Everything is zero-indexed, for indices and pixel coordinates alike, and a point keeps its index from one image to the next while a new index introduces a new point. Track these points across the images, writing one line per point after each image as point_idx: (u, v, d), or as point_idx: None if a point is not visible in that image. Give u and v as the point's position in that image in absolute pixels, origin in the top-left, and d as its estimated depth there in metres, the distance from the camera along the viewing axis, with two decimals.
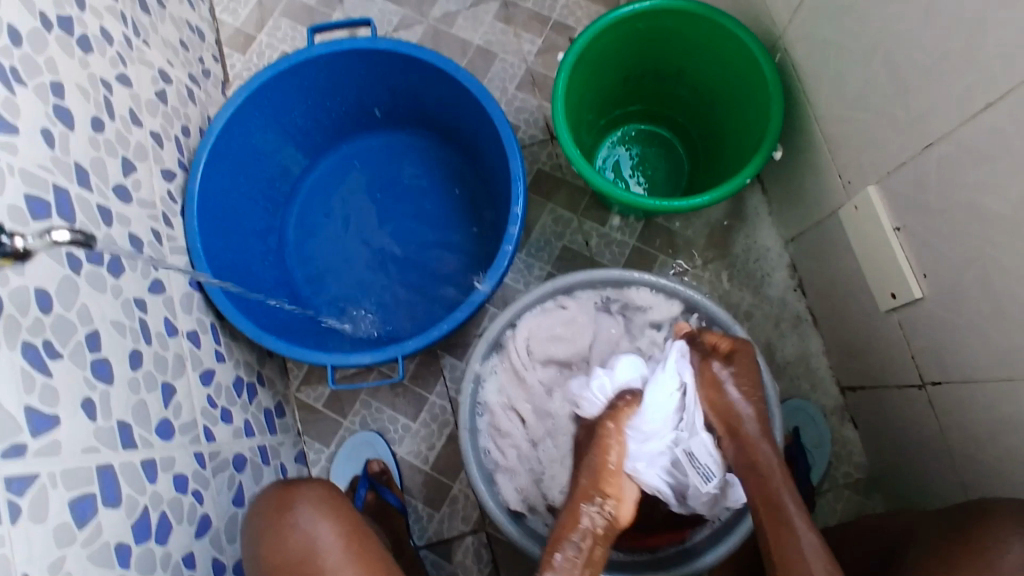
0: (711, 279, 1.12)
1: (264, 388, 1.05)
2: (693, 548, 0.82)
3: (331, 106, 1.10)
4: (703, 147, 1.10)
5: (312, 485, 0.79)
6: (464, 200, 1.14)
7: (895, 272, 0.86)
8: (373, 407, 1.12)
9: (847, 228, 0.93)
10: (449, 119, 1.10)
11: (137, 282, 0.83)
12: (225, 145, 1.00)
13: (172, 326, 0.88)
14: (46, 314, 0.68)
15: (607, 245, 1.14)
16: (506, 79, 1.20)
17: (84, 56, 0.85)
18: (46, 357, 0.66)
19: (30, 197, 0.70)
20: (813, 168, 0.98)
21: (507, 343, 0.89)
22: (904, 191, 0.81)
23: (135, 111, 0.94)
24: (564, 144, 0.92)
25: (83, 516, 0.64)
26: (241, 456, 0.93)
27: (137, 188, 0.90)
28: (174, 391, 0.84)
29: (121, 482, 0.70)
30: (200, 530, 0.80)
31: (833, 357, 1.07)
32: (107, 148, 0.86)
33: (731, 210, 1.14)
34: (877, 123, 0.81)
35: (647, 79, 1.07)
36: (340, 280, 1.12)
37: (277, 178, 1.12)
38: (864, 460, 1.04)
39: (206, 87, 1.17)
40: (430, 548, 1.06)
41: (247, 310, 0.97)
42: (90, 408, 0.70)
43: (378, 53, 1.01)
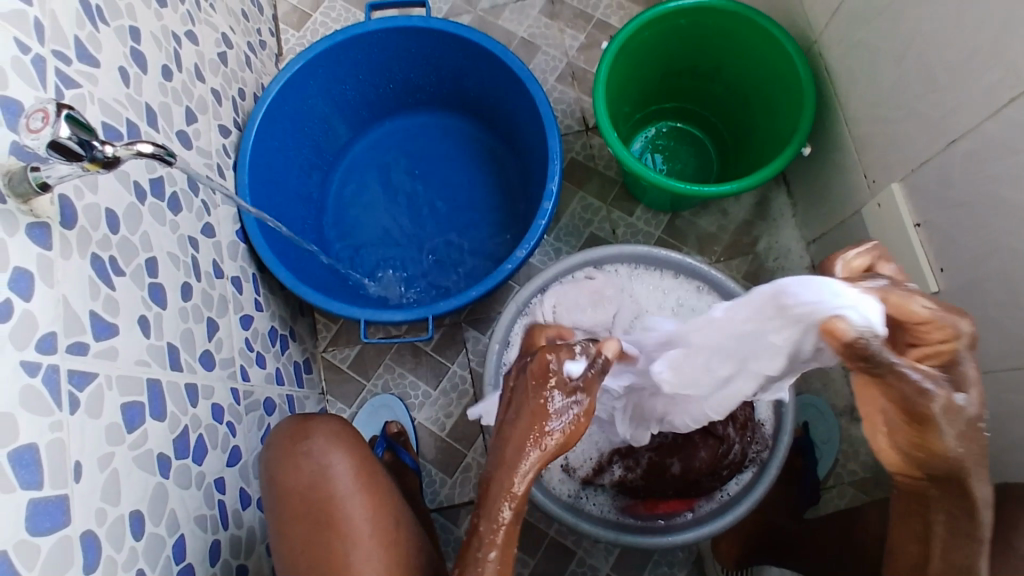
0: (733, 274, 1.15)
1: (295, 342, 1.09)
2: (699, 517, 0.84)
3: (380, 81, 1.16)
4: (733, 146, 1.15)
5: (325, 420, 0.83)
6: (498, 181, 1.19)
7: (914, 267, 0.89)
8: (395, 372, 1.15)
9: (869, 226, 0.97)
10: (491, 101, 1.15)
11: (191, 222, 0.88)
12: (279, 107, 1.05)
13: (220, 268, 0.92)
14: (113, 233, 0.72)
15: (633, 234, 1.18)
16: (547, 71, 1.25)
17: (160, 9, 0.91)
18: (110, 271, 0.71)
19: (104, 126, 0.76)
20: (839, 168, 1.02)
21: (533, 310, 0.93)
22: (927, 187, 0.84)
23: (199, 67, 0.99)
24: (603, 126, 0.96)
25: (131, 422, 0.68)
26: (271, 401, 0.97)
27: (196, 137, 0.95)
28: (217, 328, 0.88)
29: (166, 399, 0.74)
30: (231, 459, 0.84)
31: None
32: (174, 96, 0.91)
33: (756, 209, 1.18)
34: (904, 122, 0.86)
35: (682, 77, 1.12)
36: (376, 247, 1.16)
37: (323, 146, 1.17)
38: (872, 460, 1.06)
39: (262, 57, 1.23)
40: (440, 512, 1.09)
41: (287, 263, 1.02)
42: (144, 325, 0.74)
43: (431, 32, 1.07)
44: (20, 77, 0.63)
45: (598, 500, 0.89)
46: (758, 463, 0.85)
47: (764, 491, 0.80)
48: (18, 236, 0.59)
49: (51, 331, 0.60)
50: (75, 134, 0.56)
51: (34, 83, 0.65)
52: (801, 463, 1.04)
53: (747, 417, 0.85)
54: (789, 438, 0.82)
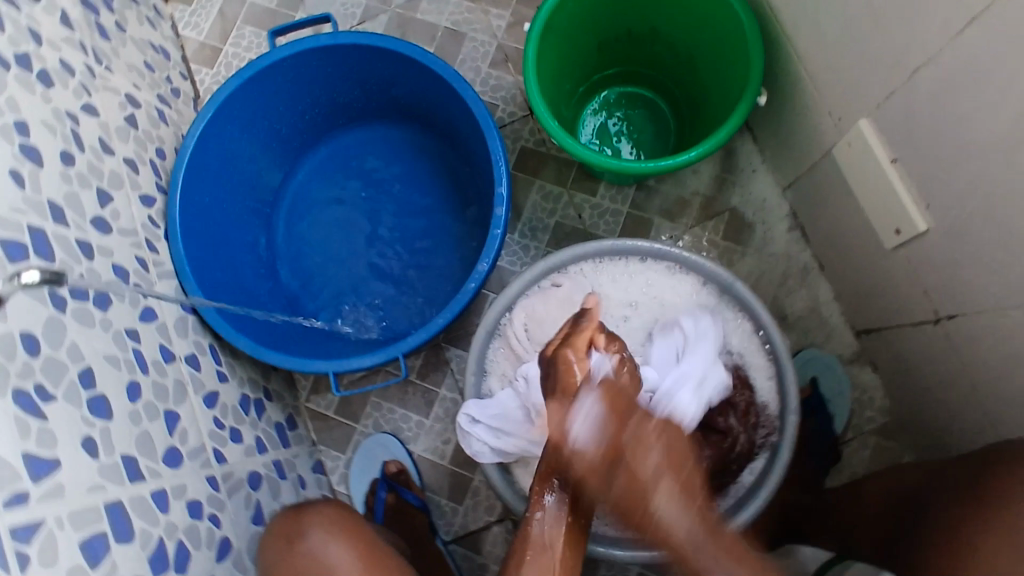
0: (711, 237, 1.09)
1: (272, 402, 1.05)
2: (717, 516, 0.79)
3: (304, 108, 1.08)
4: (687, 103, 1.07)
5: (318, 509, 0.79)
6: (450, 189, 1.12)
7: (897, 209, 0.83)
8: (384, 408, 1.11)
9: (843, 169, 0.90)
10: (424, 105, 1.08)
11: (126, 313, 0.82)
12: (201, 160, 0.98)
13: (169, 351, 0.87)
14: (34, 358, 0.67)
15: (601, 215, 1.11)
16: (479, 58, 1.17)
17: (45, 90, 0.84)
18: (39, 401, 0.66)
19: (4, 241, 0.69)
20: (800, 110, 0.94)
21: (504, 330, 0.87)
22: (896, 121, 0.77)
23: (106, 139, 0.92)
24: (541, 117, 0.89)
25: (94, 555, 0.64)
26: (255, 474, 0.93)
27: (116, 217, 0.89)
28: (178, 418, 0.83)
29: (131, 516, 0.70)
30: (221, 553, 0.81)
31: (844, 304, 1.04)
32: (81, 181, 0.84)
33: (723, 163, 1.10)
34: (858, 53, 0.78)
35: (620, 40, 1.04)
36: (336, 283, 1.10)
37: (260, 188, 1.10)
38: (887, 403, 1.03)
39: (178, 105, 1.15)
40: (457, 542, 1.06)
41: (243, 327, 0.96)
42: (90, 446, 0.69)
43: (344, 47, 0.99)
44: None
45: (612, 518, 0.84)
46: (768, 448, 0.81)
47: (777, 480, 0.76)
48: None
49: None
50: None
51: None
52: (814, 423, 1.00)
53: (748, 404, 0.81)
54: (795, 417, 0.77)
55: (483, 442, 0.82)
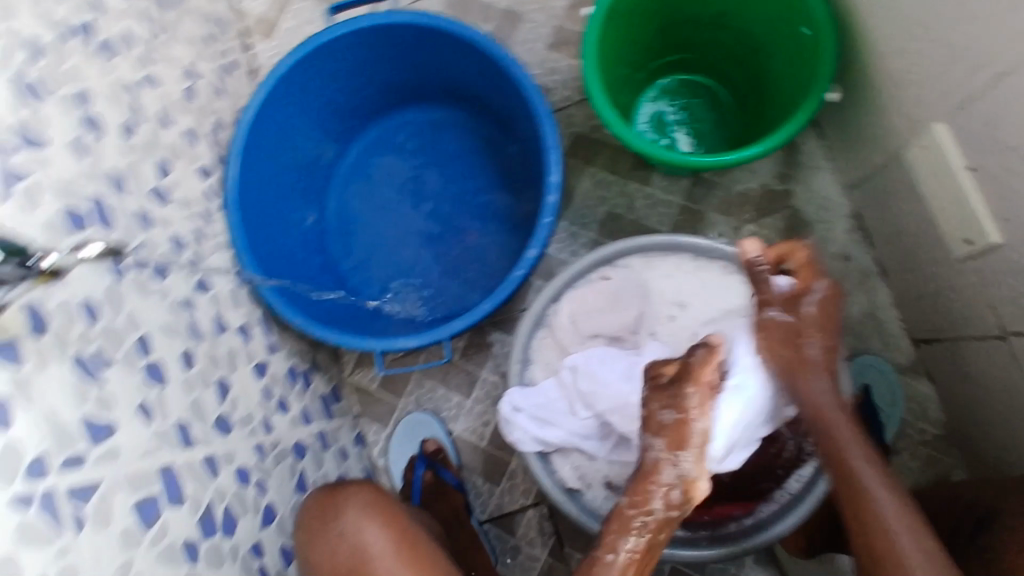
0: (767, 234, 1.05)
1: (318, 374, 1.06)
2: (761, 521, 0.78)
3: (357, 86, 1.08)
4: (751, 95, 1.03)
5: (355, 489, 0.78)
6: (500, 172, 1.11)
7: (968, 216, 0.79)
8: (426, 387, 1.12)
9: (912, 171, 0.86)
10: (476, 87, 1.06)
11: (183, 283, 0.84)
12: (256, 136, 0.99)
13: (222, 322, 0.89)
14: (94, 324, 0.69)
15: (653, 206, 1.09)
16: (536, 40, 1.15)
17: (108, 61, 0.85)
18: (97, 366, 0.68)
19: (67, 210, 0.71)
20: (871, 108, 0.90)
21: (550, 321, 0.86)
22: (978, 124, 0.73)
23: (166, 111, 0.94)
24: (598, 106, 0.87)
25: (147, 517, 0.66)
26: (300, 443, 0.95)
27: (174, 188, 0.91)
28: (229, 387, 0.85)
29: (182, 480, 0.72)
30: (266, 519, 0.83)
31: (904, 309, 1.01)
32: (141, 152, 0.86)
33: (784, 159, 1.07)
34: (939, 51, 0.74)
35: (684, 27, 1.01)
36: (384, 264, 1.11)
37: (312, 164, 1.10)
38: (942, 415, 0.99)
39: (237, 78, 1.16)
40: (493, 523, 1.07)
41: (294, 302, 0.98)
42: (145, 412, 0.71)
43: (401, 27, 0.98)
44: None
45: None
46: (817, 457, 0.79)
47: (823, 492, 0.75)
48: None
49: (38, 454, 0.58)
50: None
51: None
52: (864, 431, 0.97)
53: None
54: None
55: (525, 430, 0.82)
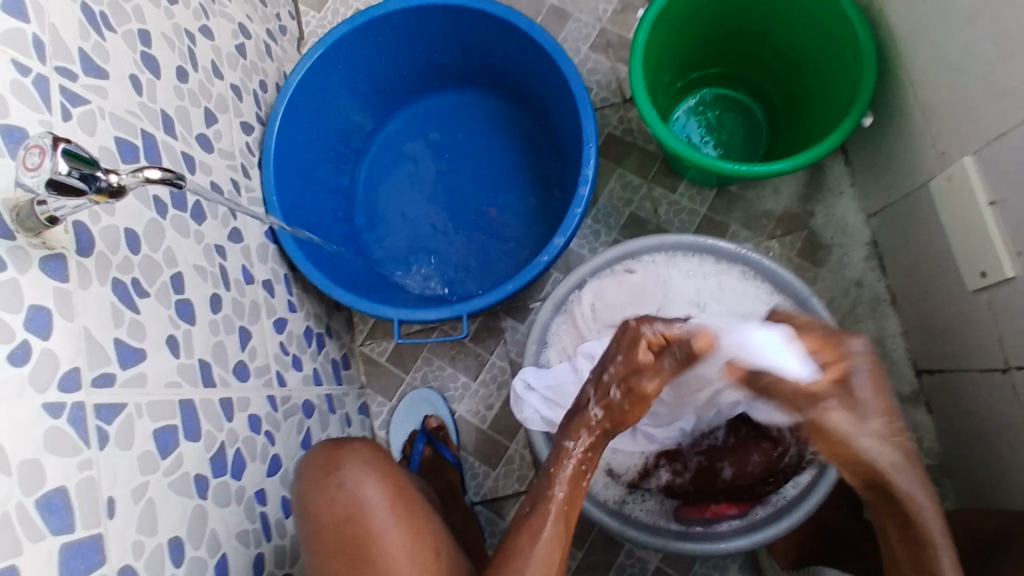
0: (784, 252, 1.08)
1: (332, 339, 1.08)
2: (753, 522, 0.80)
3: (402, 63, 1.10)
4: (785, 114, 1.06)
5: (356, 446, 0.79)
6: (532, 163, 1.13)
7: (988, 249, 0.81)
8: (434, 364, 1.13)
9: (936, 201, 0.88)
10: (519, 77, 1.09)
11: (217, 230, 0.86)
12: (301, 98, 1.01)
13: (249, 274, 0.91)
14: (134, 254, 0.71)
15: (677, 213, 1.11)
16: (580, 39, 1.18)
17: (170, 7, 0.87)
18: (133, 294, 0.69)
19: (119, 141, 0.73)
20: (902, 137, 0.93)
21: (571, 307, 0.88)
22: (1006, 159, 0.75)
23: (217, 64, 0.96)
24: (640, 105, 0.89)
25: (164, 447, 0.67)
26: (309, 402, 0.96)
27: (218, 138, 0.93)
28: (249, 337, 0.87)
29: (200, 417, 0.73)
30: (271, 469, 0.84)
31: (911, 339, 1.03)
32: (191, 98, 0.88)
33: (809, 180, 1.09)
34: (979, 85, 0.77)
35: (728, 40, 1.03)
36: (408, 239, 1.13)
37: (349, 134, 1.13)
38: (937, 446, 1.01)
39: (283, 43, 1.18)
40: (485, 505, 1.08)
41: (318, 263, 0.99)
42: (173, 346, 0.73)
43: (454, 9, 1.01)
44: (21, 101, 0.59)
45: (647, 505, 0.84)
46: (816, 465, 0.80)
47: (818, 499, 0.76)
48: (32, 272, 0.57)
49: (73, 367, 0.58)
50: (74, 168, 0.52)
51: (37, 108, 0.61)
52: None
53: None
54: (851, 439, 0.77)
55: (535, 410, 0.83)
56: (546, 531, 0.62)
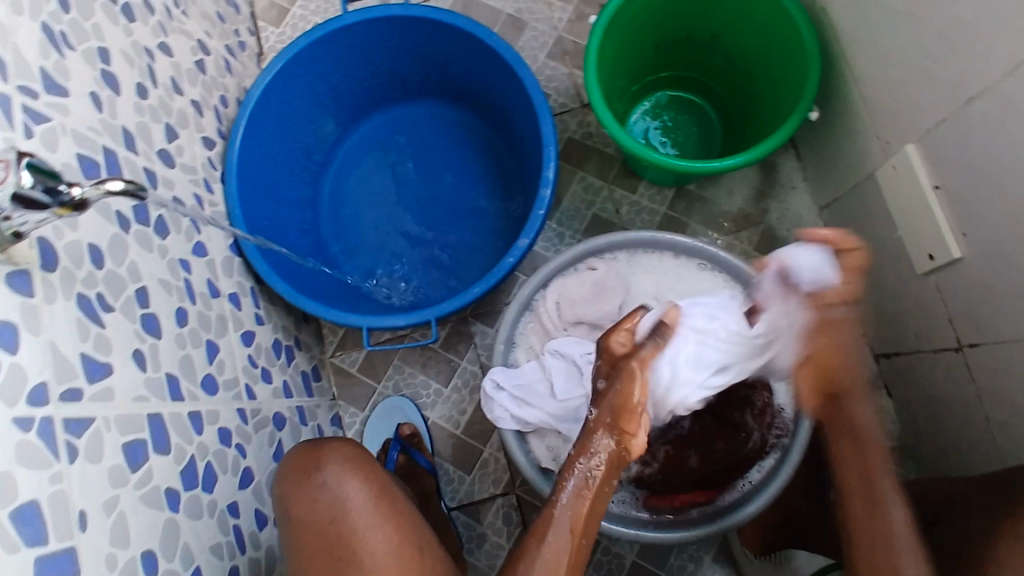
0: (743, 246, 1.11)
1: (301, 351, 1.08)
2: (721, 509, 0.82)
3: (363, 75, 1.12)
4: (738, 114, 1.09)
5: (337, 445, 0.79)
6: (495, 169, 1.15)
7: (933, 234, 0.85)
8: (405, 372, 1.14)
9: (884, 191, 0.92)
10: (479, 86, 1.11)
11: (182, 244, 0.86)
12: (263, 112, 1.02)
13: (215, 287, 0.91)
14: (97, 269, 0.71)
15: (638, 213, 1.14)
16: (537, 47, 1.20)
17: (128, 24, 0.87)
18: (98, 308, 0.69)
19: (81, 156, 0.73)
20: (849, 131, 0.97)
21: (537, 307, 0.90)
22: (946, 145, 0.79)
23: (177, 79, 0.96)
24: (596, 107, 0.92)
25: (134, 461, 0.67)
26: (280, 415, 0.96)
27: (179, 153, 0.93)
28: (217, 350, 0.86)
29: (169, 430, 0.73)
30: (243, 482, 0.84)
31: (868, 326, 1.06)
32: (151, 114, 0.88)
33: (763, 177, 1.13)
34: (916, 77, 0.81)
35: (679, 44, 1.07)
36: (374, 248, 1.14)
37: (312, 147, 1.14)
38: (898, 428, 1.05)
39: (243, 59, 1.19)
40: (461, 510, 1.09)
41: (285, 275, 1.00)
42: (139, 359, 0.73)
43: (413, 20, 1.03)
44: None
45: (618, 496, 0.86)
46: (779, 448, 0.83)
47: (784, 481, 0.78)
48: None
49: (41, 382, 0.58)
50: (38, 182, 0.53)
51: None
52: (824, 439, 1.02)
53: (765, 403, 0.83)
54: (811, 422, 0.79)
55: (505, 409, 0.85)
56: (549, 536, 0.63)
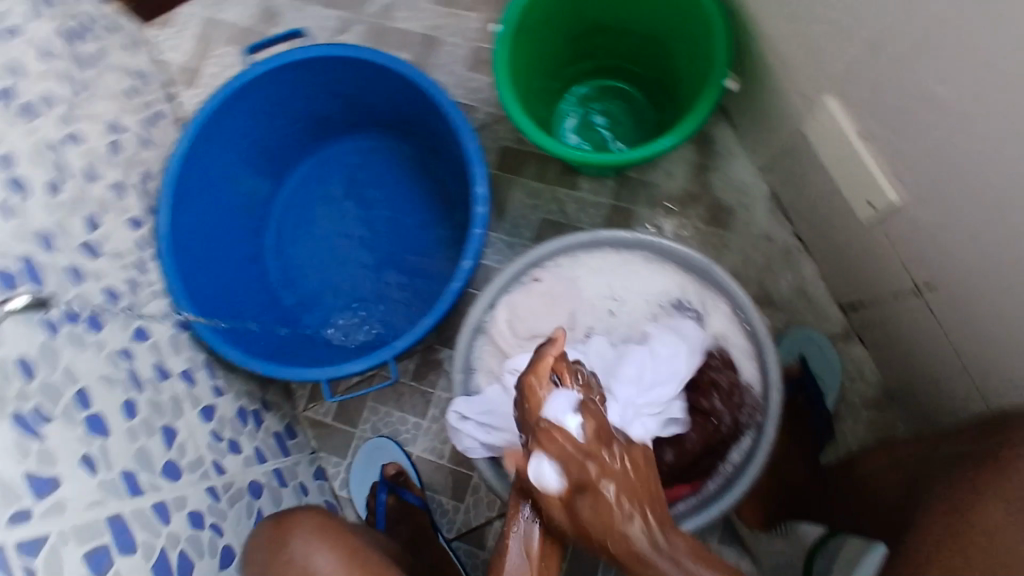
0: (693, 223, 1.09)
1: (269, 413, 1.07)
2: (706, 497, 0.80)
3: (283, 123, 1.10)
4: (662, 92, 1.08)
5: (301, 516, 0.78)
6: (432, 191, 1.13)
7: (870, 182, 0.83)
8: (381, 412, 1.13)
9: (815, 146, 0.90)
10: (399, 113, 1.09)
11: (120, 334, 0.85)
12: (186, 182, 1.00)
13: (163, 369, 0.89)
14: (29, 381, 0.69)
15: (583, 209, 1.12)
16: (454, 61, 1.19)
17: (29, 123, 0.85)
18: (36, 422, 0.68)
19: None
20: (770, 91, 0.95)
21: (489, 329, 0.88)
22: (860, 94, 0.78)
23: (91, 166, 0.94)
24: (513, 116, 0.90)
25: (99, 569, 0.65)
26: (256, 483, 0.94)
27: (105, 241, 0.91)
28: (175, 433, 0.85)
29: (134, 527, 0.72)
30: (224, 561, 0.83)
31: (830, 280, 1.05)
32: (67, 209, 0.86)
33: (700, 150, 1.11)
34: (819, 30, 0.79)
35: (590, 35, 1.05)
36: (327, 293, 1.12)
37: (246, 205, 1.12)
38: (878, 376, 1.04)
39: (164, 128, 1.17)
40: (461, 539, 1.08)
41: (237, 341, 0.98)
42: (89, 463, 0.71)
43: (318, 61, 1.01)
44: None
45: None
46: (754, 426, 0.81)
47: (763, 459, 0.76)
48: None
49: None
50: None
51: None
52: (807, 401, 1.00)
53: (732, 384, 0.81)
54: (779, 395, 0.78)
55: (475, 437, 0.83)
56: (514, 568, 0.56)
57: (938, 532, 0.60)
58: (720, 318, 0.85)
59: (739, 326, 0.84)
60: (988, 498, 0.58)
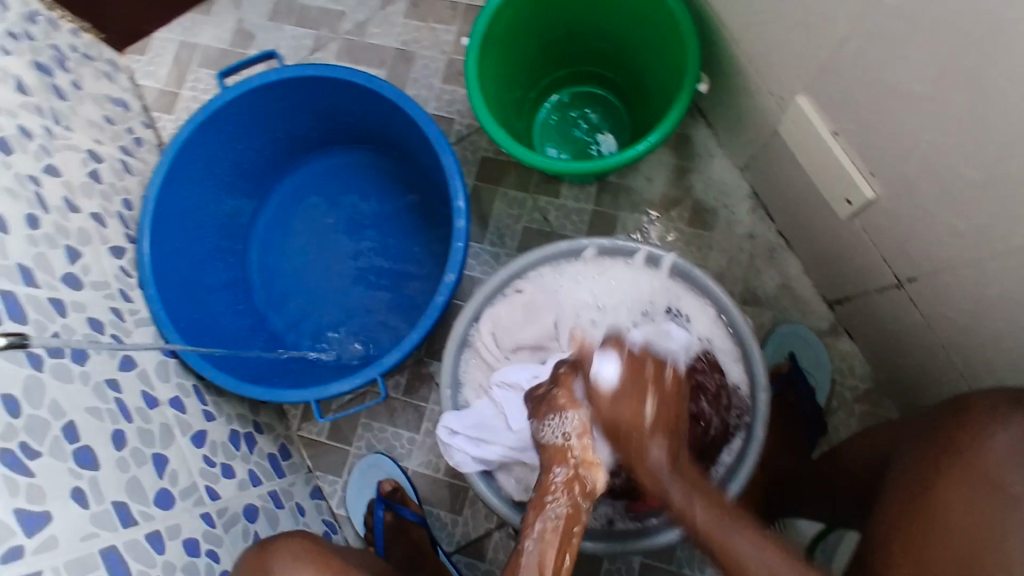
0: (676, 225, 1.10)
1: (262, 434, 1.07)
2: None
3: (262, 145, 1.10)
4: (637, 96, 1.08)
5: (284, 542, 0.78)
6: (414, 205, 1.14)
7: (846, 179, 0.84)
8: (375, 428, 1.13)
9: (791, 144, 0.91)
10: (377, 129, 1.10)
11: (107, 363, 0.84)
12: (166, 209, 1.00)
13: (152, 397, 0.89)
14: (15, 418, 0.69)
15: (567, 216, 1.12)
16: (430, 75, 1.19)
17: (5, 157, 0.85)
18: (24, 458, 0.68)
19: None
20: (743, 92, 0.96)
21: (474, 342, 0.88)
22: (830, 92, 0.78)
23: (70, 197, 0.94)
24: (487, 129, 0.90)
25: None
26: (251, 506, 0.94)
27: (87, 272, 0.91)
28: (166, 461, 0.85)
29: (127, 559, 0.72)
30: None
31: (814, 276, 1.05)
32: (48, 242, 0.86)
33: (679, 152, 1.12)
34: (785, 31, 0.80)
35: (564, 44, 1.06)
36: (314, 312, 1.12)
37: (228, 228, 1.12)
38: (868, 369, 1.04)
39: (143, 154, 1.17)
40: (461, 552, 1.08)
41: (224, 365, 0.98)
42: (80, 496, 0.71)
43: (292, 82, 1.01)
44: None
45: (600, 511, 0.85)
46: (744, 427, 0.82)
47: (753, 459, 0.77)
48: None
49: None
50: None
51: None
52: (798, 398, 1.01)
53: (719, 386, 0.81)
54: (765, 395, 0.78)
55: (465, 452, 0.83)
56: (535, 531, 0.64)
57: (904, 518, 0.61)
58: (704, 319, 0.85)
59: (723, 327, 0.84)
60: (950, 492, 0.59)
